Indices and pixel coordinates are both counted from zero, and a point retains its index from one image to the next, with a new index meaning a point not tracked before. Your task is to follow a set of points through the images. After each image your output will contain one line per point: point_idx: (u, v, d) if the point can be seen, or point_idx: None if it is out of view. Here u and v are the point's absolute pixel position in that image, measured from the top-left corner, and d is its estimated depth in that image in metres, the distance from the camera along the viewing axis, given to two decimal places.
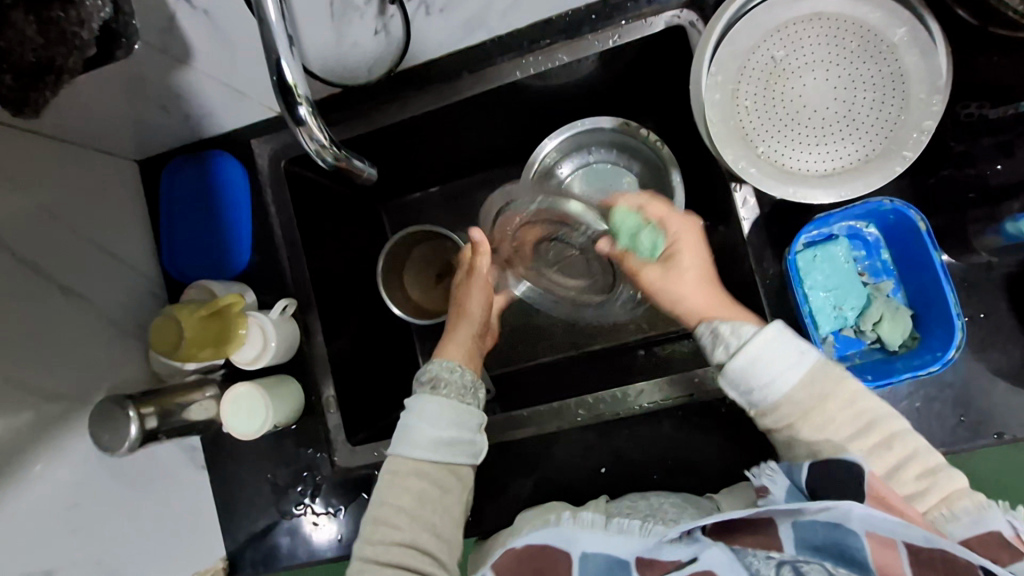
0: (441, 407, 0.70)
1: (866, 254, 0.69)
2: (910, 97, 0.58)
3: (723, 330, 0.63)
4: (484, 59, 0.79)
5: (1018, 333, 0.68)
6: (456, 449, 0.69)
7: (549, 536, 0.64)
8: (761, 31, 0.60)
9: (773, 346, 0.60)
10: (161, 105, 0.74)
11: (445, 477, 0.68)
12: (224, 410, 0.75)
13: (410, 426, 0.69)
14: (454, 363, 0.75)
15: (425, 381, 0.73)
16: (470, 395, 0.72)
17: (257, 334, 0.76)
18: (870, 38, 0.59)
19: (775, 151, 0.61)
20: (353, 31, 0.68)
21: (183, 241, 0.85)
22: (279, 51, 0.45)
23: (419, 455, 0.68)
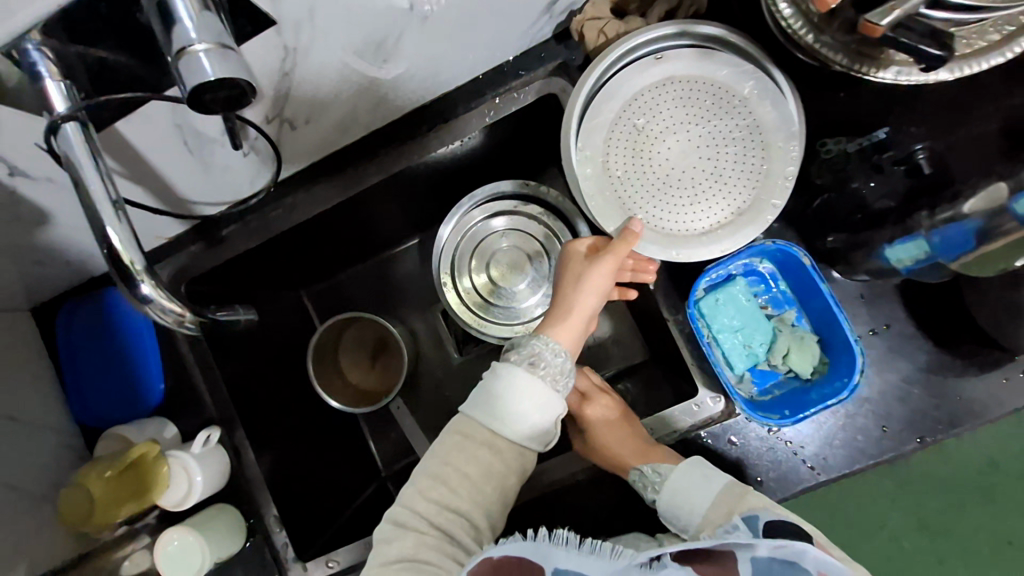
0: (536, 383, 0.62)
1: (765, 287, 0.71)
2: (769, 146, 0.60)
3: (647, 468, 0.67)
4: (368, 153, 0.78)
5: (920, 338, 0.70)
6: (532, 430, 0.62)
7: (526, 548, 0.57)
8: (619, 102, 0.61)
9: (686, 478, 0.64)
10: (36, 260, 0.71)
11: (514, 456, 0.62)
12: (158, 558, 0.72)
13: (495, 394, 0.63)
14: (561, 346, 0.66)
15: (524, 354, 0.65)
16: (565, 384, 0.64)
17: (181, 473, 0.73)
18: (723, 95, 0.60)
19: (654, 216, 0.62)
20: (219, 158, 0.66)
21: (93, 385, 0.82)
22: (103, 218, 0.44)
23: (494, 428, 0.62)
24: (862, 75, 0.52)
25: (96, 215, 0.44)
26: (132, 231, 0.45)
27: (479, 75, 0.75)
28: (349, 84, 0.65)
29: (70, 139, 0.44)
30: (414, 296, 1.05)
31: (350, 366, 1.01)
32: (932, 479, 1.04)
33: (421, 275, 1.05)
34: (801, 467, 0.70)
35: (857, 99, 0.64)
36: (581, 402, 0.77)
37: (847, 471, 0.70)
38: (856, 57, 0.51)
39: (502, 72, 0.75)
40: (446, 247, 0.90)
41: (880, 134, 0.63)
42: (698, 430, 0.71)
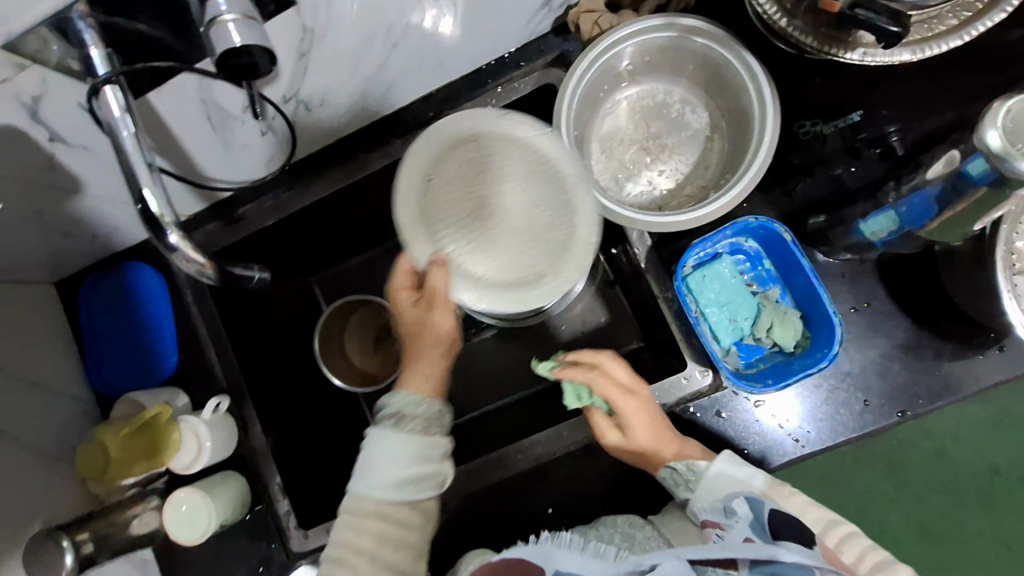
0: (403, 441, 0.65)
1: (750, 265, 0.74)
2: (569, 226, 0.66)
3: (681, 468, 0.67)
4: (376, 138, 0.83)
5: (899, 314, 0.73)
6: (422, 483, 0.65)
7: (527, 551, 0.60)
8: (446, 141, 0.67)
9: (725, 474, 0.65)
10: (65, 230, 0.76)
11: (410, 514, 0.66)
12: (167, 520, 0.76)
13: (368, 462, 0.65)
14: (421, 396, 0.68)
15: (388, 415, 0.67)
16: (438, 428, 0.68)
17: (191, 437, 0.76)
18: (541, 167, 0.67)
19: (452, 249, 0.66)
20: (239, 136, 0.71)
21: (110, 356, 0.86)
22: (143, 181, 0.49)
23: (376, 496, 0.64)
24: (830, 57, 0.56)
25: (133, 175, 0.48)
26: (165, 191, 0.50)
27: (482, 65, 0.80)
28: (360, 68, 0.70)
29: (110, 99, 0.49)
30: None
31: (353, 351, 1.02)
32: (926, 473, 1.05)
33: None
34: (785, 439, 0.73)
35: (833, 86, 0.69)
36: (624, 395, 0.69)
37: (829, 443, 0.73)
38: (823, 40, 0.56)
39: (503, 63, 0.80)
40: None
41: (855, 117, 0.68)
42: (688, 402, 0.73)
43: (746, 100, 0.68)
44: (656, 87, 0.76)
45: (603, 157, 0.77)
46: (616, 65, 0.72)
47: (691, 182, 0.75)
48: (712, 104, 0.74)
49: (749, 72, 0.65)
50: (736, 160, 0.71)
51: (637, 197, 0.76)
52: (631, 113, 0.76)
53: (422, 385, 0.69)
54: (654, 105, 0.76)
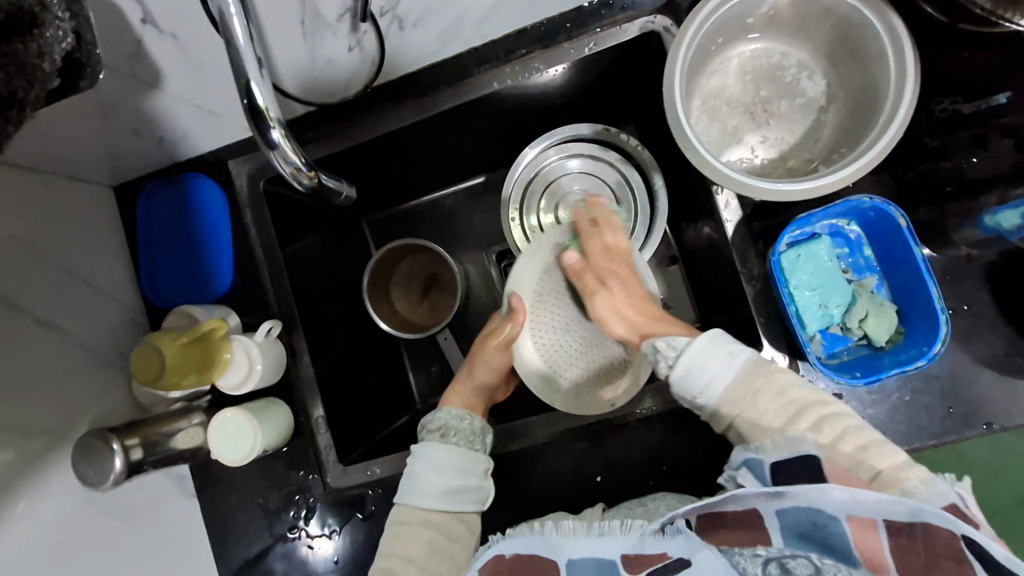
0: (451, 456, 0.70)
1: (849, 251, 0.70)
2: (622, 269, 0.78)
3: (662, 343, 0.63)
4: (460, 71, 0.79)
5: (1001, 322, 0.69)
6: (464, 496, 0.70)
7: (537, 543, 0.61)
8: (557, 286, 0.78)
9: (705, 350, 0.60)
10: (133, 129, 0.73)
11: (454, 526, 0.69)
12: (211, 436, 0.74)
13: (417, 475, 0.70)
14: (464, 411, 0.75)
15: (433, 429, 0.74)
16: (479, 443, 0.73)
17: (242, 357, 0.75)
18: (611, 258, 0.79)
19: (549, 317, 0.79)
20: (326, 48, 0.67)
21: (162, 268, 0.84)
22: (248, 72, 0.44)
23: (429, 505, 0.68)
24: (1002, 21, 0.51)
25: (240, 64, 0.44)
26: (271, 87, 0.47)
27: (585, 3, 0.74)
28: None
29: None
30: (472, 235, 1.05)
31: (400, 296, 1.02)
32: None
33: (483, 216, 1.05)
34: None
35: (983, 64, 0.62)
36: (604, 251, 0.75)
37: (905, 447, 0.69)
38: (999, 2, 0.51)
39: (607, 4, 0.75)
40: (515, 184, 0.91)
41: (999, 100, 0.63)
42: None
43: (881, 68, 0.63)
44: (773, 46, 0.70)
45: (706, 116, 0.72)
46: (740, 15, 0.66)
47: (797, 155, 0.70)
48: (834, 73, 0.69)
49: (893, 35, 0.60)
50: (856, 133, 0.66)
51: (736, 163, 0.71)
52: (742, 72, 0.71)
53: (462, 402, 0.77)
54: (768, 66, 0.71)
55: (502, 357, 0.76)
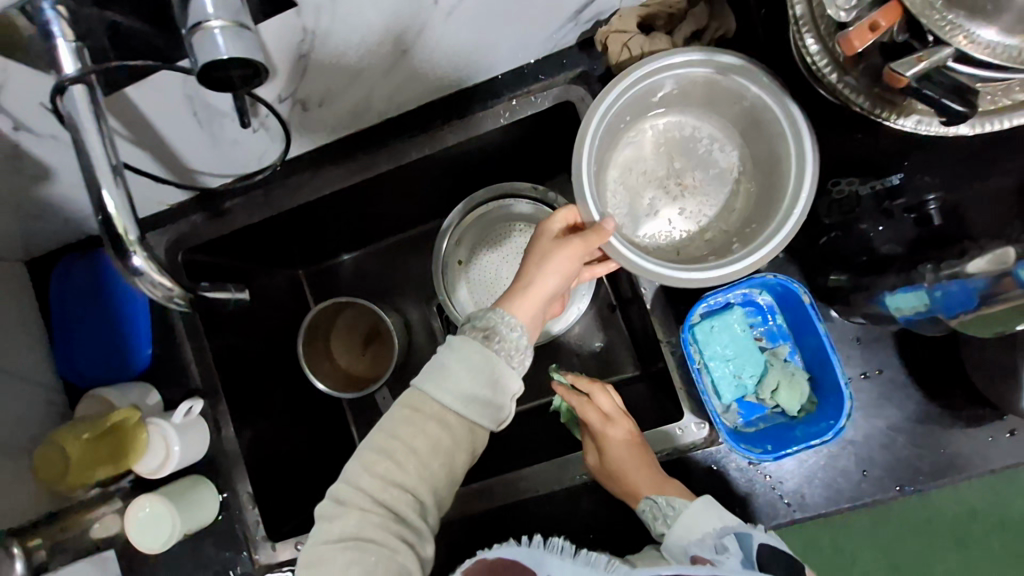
0: (486, 355, 0.58)
1: (762, 319, 0.70)
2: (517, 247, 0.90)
3: (662, 500, 0.63)
4: (377, 141, 0.78)
5: (910, 385, 0.70)
6: (484, 409, 0.58)
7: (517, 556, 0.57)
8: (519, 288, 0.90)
9: (704, 514, 0.61)
10: (37, 212, 0.71)
11: (467, 441, 0.59)
12: (129, 523, 0.73)
13: (446, 365, 0.58)
14: (519, 323, 0.62)
15: (480, 324, 0.60)
16: (521, 359, 0.60)
17: (159, 442, 0.73)
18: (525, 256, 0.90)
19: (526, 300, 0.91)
20: (227, 132, 0.66)
21: (81, 345, 0.82)
22: (100, 177, 0.44)
23: (451, 405, 0.57)
24: (882, 120, 0.52)
25: (92, 172, 0.44)
26: (129, 198, 0.45)
27: (498, 75, 0.75)
28: (363, 71, 0.64)
29: (76, 99, 0.44)
30: (411, 287, 1.04)
31: (341, 350, 1.00)
32: (944, 532, 0.97)
33: (422, 267, 1.04)
34: (777, 502, 0.70)
35: (877, 143, 0.63)
36: (604, 422, 0.71)
37: (821, 511, 0.70)
38: (876, 102, 0.51)
39: (521, 74, 0.75)
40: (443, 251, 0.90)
41: (894, 180, 0.64)
42: (680, 453, 0.71)
43: (782, 147, 0.63)
44: (682, 119, 0.71)
45: (622, 190, 0.71)
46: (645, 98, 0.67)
47: (714, 231, 0.70)
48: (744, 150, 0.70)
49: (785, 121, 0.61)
50: (764, 210, 0.66)
51: (656, 238, 0.70)
52: (655, 147, 0.72)
53: (526, 315, 0.64)
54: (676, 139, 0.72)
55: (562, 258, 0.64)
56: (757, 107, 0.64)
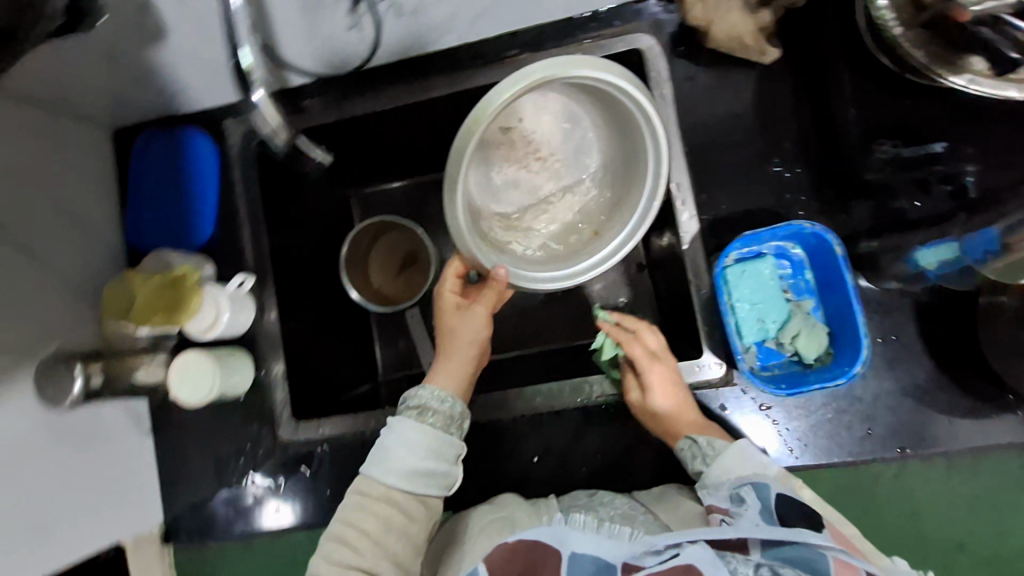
0: (425, 434, 0.66)
1: (792, 272, 0.74)
2: None
3: (703, 441, 0.67)
4: (453, 63, 0.83)
5: (923, 354, 0.73)
6: (429, 480, 0.66)
7: (542, 533, 0.55)
8: None
9: (737, 457, 0.64)
10: (136, 77, 0.77)
11: (416, 508, 0.65)
12: (170, 379, 0.77)
13: (387, 449, 0.66)
14: (447, 394, 0.70)
15: (412, 406, 0.69)
16: (454, 424, 0.69)
17: (210, 307, 0.78)
18: None
19: None
20: (329, 25, 0.74)
21: (148, 215, 0.87)
22: None
23: (391, 483, 0.65)
24: (938, 75, 0.56)
25: None
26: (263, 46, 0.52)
27: (576, 15, 0.80)
28: None
29: None
30: None
31: (377, 269, 1.04)
32: None
33: None
34: (779, 445, 0.74)
35: (926, 114, 0.67)
36: (650, 359, 0.72)
37: (820, 460, 0.74)
38: (933, 56, 0.56)
39: (597, 17, 0.80)
40: None
41: (938, 147, 0.68)
42: (694, 389, 0.74)
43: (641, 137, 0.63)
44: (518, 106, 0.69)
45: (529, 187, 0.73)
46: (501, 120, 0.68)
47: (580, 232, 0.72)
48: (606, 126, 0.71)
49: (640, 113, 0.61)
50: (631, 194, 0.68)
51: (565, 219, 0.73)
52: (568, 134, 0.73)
53: (446, 382, 0.73)
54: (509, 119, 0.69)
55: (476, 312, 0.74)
56: (596, 87, 0.62)
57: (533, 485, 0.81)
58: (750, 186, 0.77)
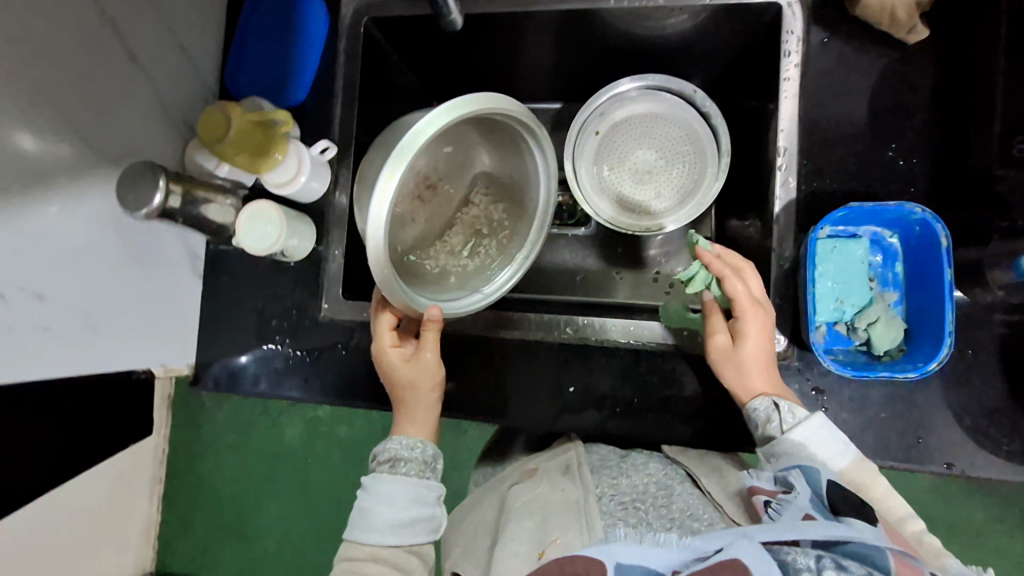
0: (403, 485, 0.67)
1: (882, 262, 0.72)
2: (667, 136, 0.94)
3: (785, 407, 0.65)
4: None
5: (998, 376, 0.70)
6: (416, 528, 0.67)
7: (584, 550, 0.51)
8: (666, 175, 0.94)
9: (814, 434, 0.63)
10: None
11: (406, 561, 0.65)
12: (239, 222, 0.79)
13: (367, 510, 0.67)
14: (417, 440, 0.72)
15: (383, 460, 0.70)
16: (427, 528, 0.67)
17: (293, 163, 0.80)
18: (673, 146, 0.94)
19: (673, 186, 0.94)
20: None
21: (247, 65, 0.87)
22: None
23: (378, 542, 0.65)
24: None
25: None
26: None
27: None
28: None
29: None
30: None
31: None
32: None
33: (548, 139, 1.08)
34: None
35: None
36: (752, 304, 0.68)
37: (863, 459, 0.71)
38: None
39: None
40: (591, 125, 0.94)
41: None
42: None
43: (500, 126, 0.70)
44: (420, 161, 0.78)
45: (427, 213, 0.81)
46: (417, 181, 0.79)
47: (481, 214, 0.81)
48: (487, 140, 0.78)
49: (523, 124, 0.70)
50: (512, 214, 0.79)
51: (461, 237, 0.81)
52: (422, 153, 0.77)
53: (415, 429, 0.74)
54: (425, 167, 0.79)
55: (426, 353, 0.73)
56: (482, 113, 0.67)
57: (560, 410, 0.82)
58: (859, 164, 0.74)
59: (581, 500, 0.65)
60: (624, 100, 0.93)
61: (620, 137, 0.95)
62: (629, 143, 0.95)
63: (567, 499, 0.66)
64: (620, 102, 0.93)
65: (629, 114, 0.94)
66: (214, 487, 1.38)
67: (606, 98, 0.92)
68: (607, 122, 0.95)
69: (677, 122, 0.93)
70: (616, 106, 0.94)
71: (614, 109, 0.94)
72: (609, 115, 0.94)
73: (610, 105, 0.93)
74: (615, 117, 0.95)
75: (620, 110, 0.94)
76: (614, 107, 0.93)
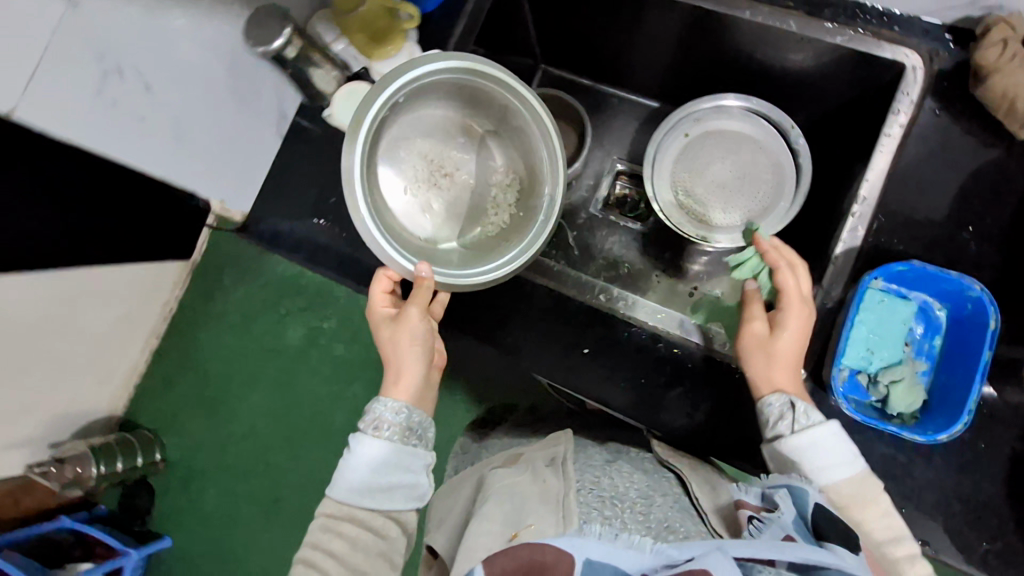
0: (387, 450, 0.65)
1: (923, 330, 0.74)
2: (753, 161, 0.95)
3: (801, 409, 0.65)
4: None
5: (1002, 478, 0.69)
6: (394, 495, 0.65)
7: (557, 539, 0.53)
8: (738, 199, 0.95)
9: (825, 438, 0.63)
10: None
11: (387, 526, 0.65)
12: (338, 95, 0.84)
13: (347, 470, 0.65)
14: (401, 404, 0.68)
15: (367, 419, 0.67)
16: (406, 495, 0.66)
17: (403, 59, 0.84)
18: (754, 173, 0.95)
19: (740, 210, 0.95)
20: None
21: None
22: None
23: (356, 507, 0.64)
24: None
25: None
26: None
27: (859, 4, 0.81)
28: None
29: None
30: (616, 139, 1.11)
31: None
32: None
33: (635, 132, 1.11)
34: None
35: None
36: (799, 297, 0.70)
37: None
38: None
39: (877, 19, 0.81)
40: (680, 126, 0.97)
41: None
42: None
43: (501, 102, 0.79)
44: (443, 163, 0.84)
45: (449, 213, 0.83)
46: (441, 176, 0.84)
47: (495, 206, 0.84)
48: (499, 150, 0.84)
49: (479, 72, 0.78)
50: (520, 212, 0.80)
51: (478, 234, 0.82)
52: (412, 148, 0.82)
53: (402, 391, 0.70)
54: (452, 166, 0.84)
55: (410, 310, 0.73)
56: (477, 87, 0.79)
57: (567, 366, 0.84)
58: (931, 234, 0.75)
59: (561, 495, 0.64)
60: (722, 113, 0.95)
61: (703, 149, 0.97)
62: (712, 157, 0.97)
63: (548, 490, 0.66)
64: (717, 113, 0.96)
65: (719, 129, 0.96)
66: (205, 356, 1.41)
67: (706, 106, 0.95)
68: (698, 129, 0.97)
69: (766, 152, 0.94)
70: (714, 116, 0.96)
71: (711, 117, 0.96)
72: (701, 122, 0.97)
73: (707, 113, 0.96)
74: (706, 127, 0.97)
75: (716, 120, 0.96)
76: (711, 115, 0.96)
